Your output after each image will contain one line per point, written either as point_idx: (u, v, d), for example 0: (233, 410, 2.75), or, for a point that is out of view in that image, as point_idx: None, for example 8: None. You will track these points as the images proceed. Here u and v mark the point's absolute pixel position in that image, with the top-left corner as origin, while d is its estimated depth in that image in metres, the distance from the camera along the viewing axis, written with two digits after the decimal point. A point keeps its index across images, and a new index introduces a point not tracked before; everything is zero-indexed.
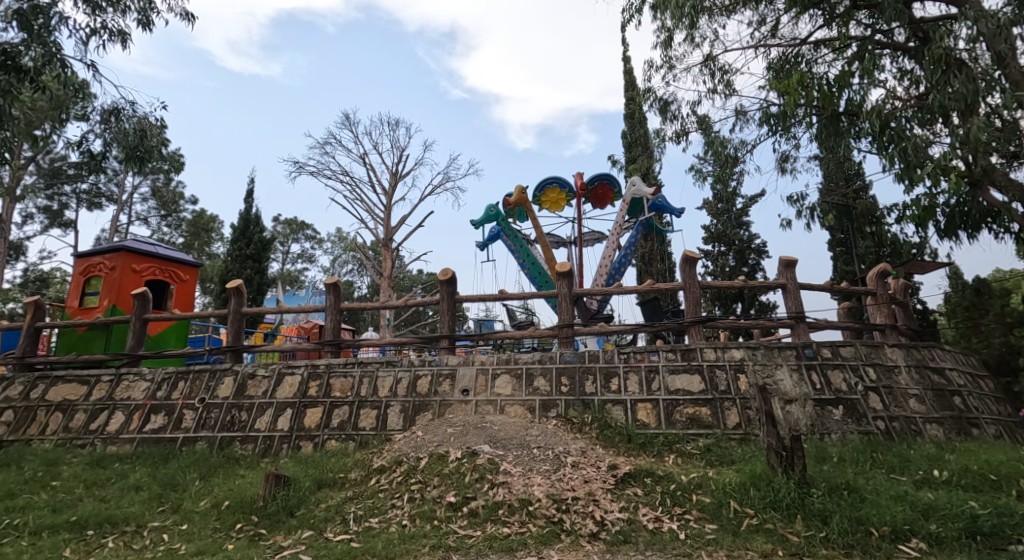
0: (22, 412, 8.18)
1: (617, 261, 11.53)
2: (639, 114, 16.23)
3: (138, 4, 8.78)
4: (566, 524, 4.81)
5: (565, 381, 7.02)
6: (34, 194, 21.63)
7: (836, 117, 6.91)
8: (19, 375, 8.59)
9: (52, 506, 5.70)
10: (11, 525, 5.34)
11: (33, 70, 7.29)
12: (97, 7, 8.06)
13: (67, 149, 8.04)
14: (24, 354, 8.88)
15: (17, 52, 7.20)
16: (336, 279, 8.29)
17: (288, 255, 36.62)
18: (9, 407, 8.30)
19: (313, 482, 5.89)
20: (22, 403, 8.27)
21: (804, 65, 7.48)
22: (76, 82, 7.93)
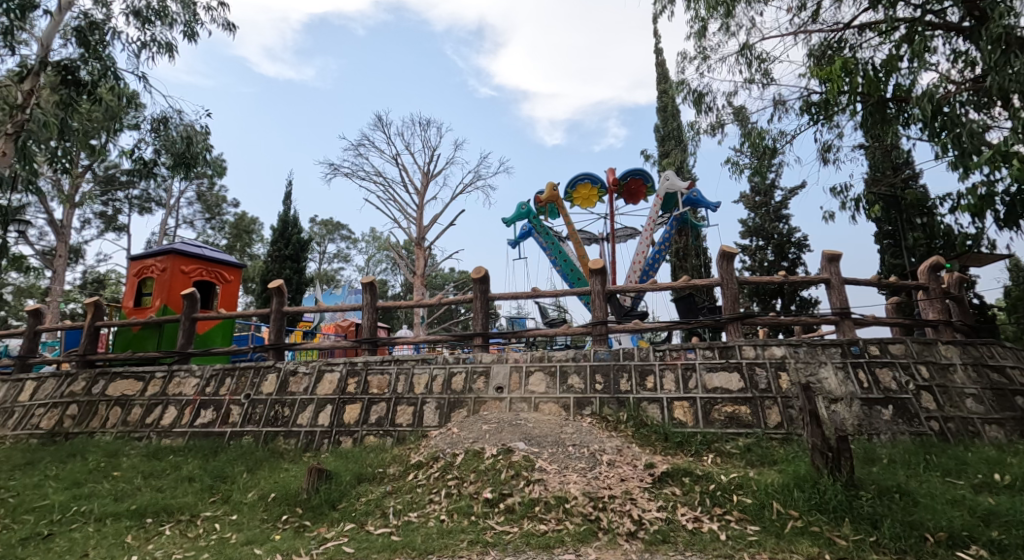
0: (85, 407, 8.59)
1: (650, 257, 11.43)
2: (672, 107, 16.05)
3: (183, 16, 9.12)
4: (604, 522, 4.85)
5: (600, 378, 7.04)
6: (90, 201, 22.63)
7: (883, 103, 6.65)
8: (81, 371, 9.02)
9: (114, 495, 5.99)
10: (78, 512, 5.65)
11: (89, 84, 7.68)
12: (147, 20, 8.42)
13: (120, 156, 8.47)
14: (85, 352, 9.33)
15: (75, 67, 7.60)
16: (372, 279, 8.44)
17: (324, 255, 37.37)
18: (72, 401, 8.73)
19: (354, 476, 6.04)
20: (84, 397, 8.69)
21: (847, 50, 7.30)
22: (128, 93, 8.31)
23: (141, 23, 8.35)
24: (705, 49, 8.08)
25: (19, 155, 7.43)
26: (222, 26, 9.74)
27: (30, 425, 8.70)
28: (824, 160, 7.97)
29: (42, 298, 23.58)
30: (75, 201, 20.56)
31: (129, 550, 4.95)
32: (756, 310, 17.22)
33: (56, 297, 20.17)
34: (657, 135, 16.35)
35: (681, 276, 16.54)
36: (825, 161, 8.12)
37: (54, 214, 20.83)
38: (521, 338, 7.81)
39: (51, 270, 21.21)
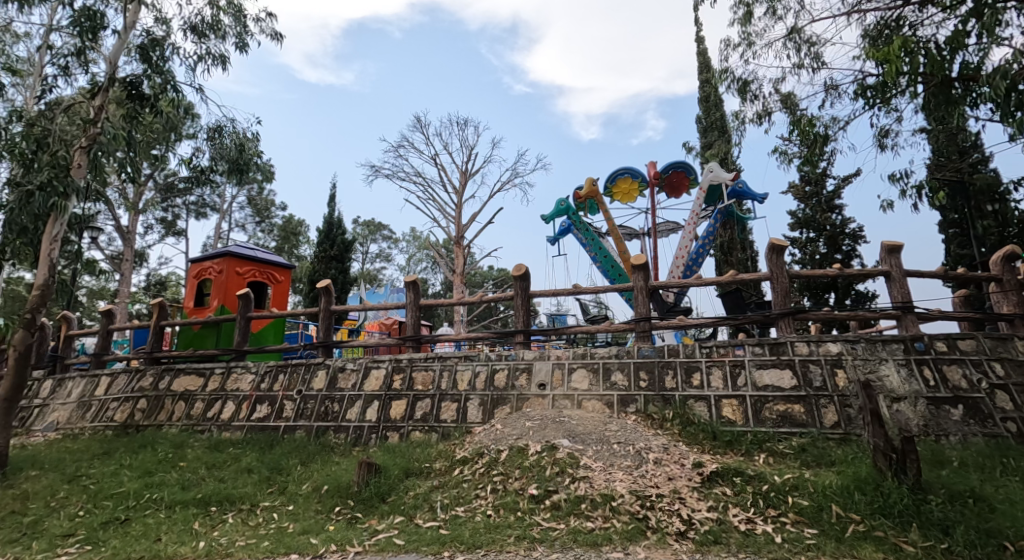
0: (153, 401, 9.05)
1: (694, 252, 11.24)
2: (714, 97, 15.73)
3: (235, 28, 9.45)
4: (652, 521, 4.85)
5: (644, 375, 7.00)
6: (152, 207, 23.73)
7: (948, 83, 6.17)
8: (149, 367, 9.50)
9: (182, 484, 6.30)
10: (151, 499, 5.97)
11: (152, 97, 8.10)
12: (202, 34, 8.77)
13: (180, 164, 8.86)
14: (152, 350, 9.80)
15: (138, 81, 8.00)
16: (415, 278, 8.52)
17: (367, 255, 38.15)
18: (141, 396, 9.20)
19: (402, 471, 6.19)
20: (152, 392, 9.15)
21: (907, 28, 6.51)
22: (185, 104, 8.66)
23: (196, 36, 8.69)
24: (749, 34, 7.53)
25: (91, 168, 7.85)
26: (271, 36, 10.04)
27: (104, 418, 9.22)
28: (881, 145, 7.26)
29: (111, 300, 24.94)
30: (139, 208, 21.63)
31: (197, 537, 5.20)
32: (808, 304, 16.72)
33: (124, 298, 21.23)
34: (699, 126, 16.04)
35: (726, 271, 16.22)
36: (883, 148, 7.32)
37: (120, 220, 21.98)
38: (563, 334, 7.82)
39: (119, 273, 22.38)
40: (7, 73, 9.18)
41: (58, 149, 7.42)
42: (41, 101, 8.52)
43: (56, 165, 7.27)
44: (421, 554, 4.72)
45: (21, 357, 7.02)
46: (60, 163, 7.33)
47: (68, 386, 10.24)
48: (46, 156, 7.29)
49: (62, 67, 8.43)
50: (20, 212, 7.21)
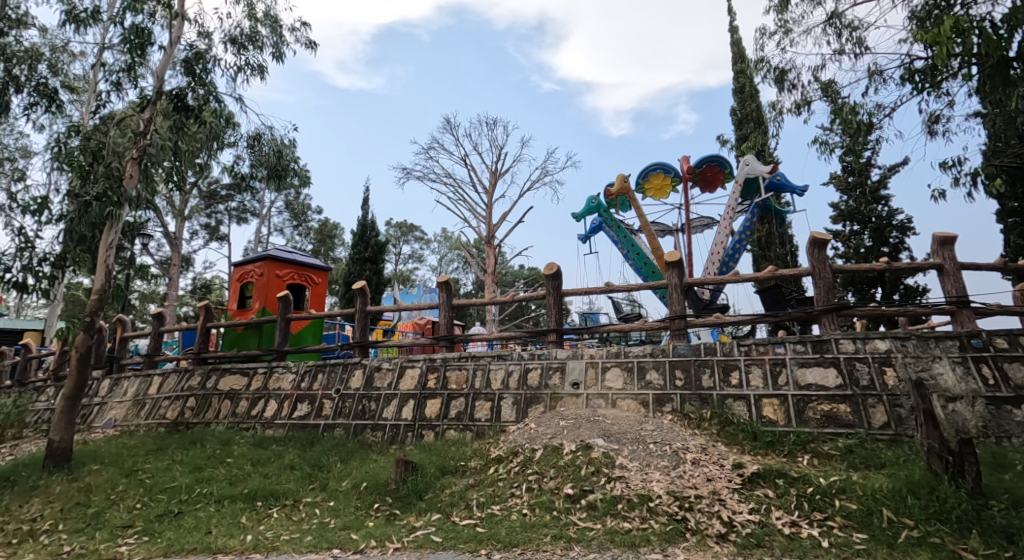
0: (202, 399, 9.35)
1: (731, 248, 11.01)
2: (749, 88, 15.40)
3: (272, 38, 9.64)
4: (691, 523, 4.78)
5: (680, 374, 6.90)
6: (196, 214, 24.48)
7: (1005, 64, 5.65)
8: (197, 367, 9.78)
9: (229, 479, 6.48)
10: (201, 493, 6.17)
11: (196, 108, 8.33)
12: (242, 46, 8.98)
13: (222, 172, 9.09)
14: (200, 350, 10.08)
15: (183, 93, 8.23)
16: (448, 279, 8.58)
17: (400, 255, 38.59)
18: (190, 394, 9.50)
19: (438, 469, 6.23)
20: (201, 391, 9.45)
21: (959, 9, 6.17)
22: (227, 112, 8.91)
23: (236, 47, 8.91)
24: (786, 22, 7.29)
25: (143, 178, 8.14)
26: (306, 45, 10.22)
27: (157, 415, 9.56)
28: (931, 132, 6.96)
29: (161, 304, 25.90)
30: (184, 215, 22.35)
31: (245, 530, 5.35)
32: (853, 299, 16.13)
33: (173, 302, 22.03)
34: (735, 119, 15.73)
35: (764, 267, 15.88)
36: (933, 135, 7.00)
37: (167, 227, 22.76)
38: (596, 333, 7.75)
39: (167, 278, 23.19)
40: (65, 91, 9.58)
41: (112, 161, 7.69)
42: (96, 116, 8.85)
43: (110, 175, 7.59)
44: (459, 551, 4.74)
45: (82, 357, 7.37)
46: (114, 173, 7.63)
47: (123, 385, 10.65)
48: (101, 168, 7.60)
49: (114, 84, 8.72)
50: (80, 220, 7.41)
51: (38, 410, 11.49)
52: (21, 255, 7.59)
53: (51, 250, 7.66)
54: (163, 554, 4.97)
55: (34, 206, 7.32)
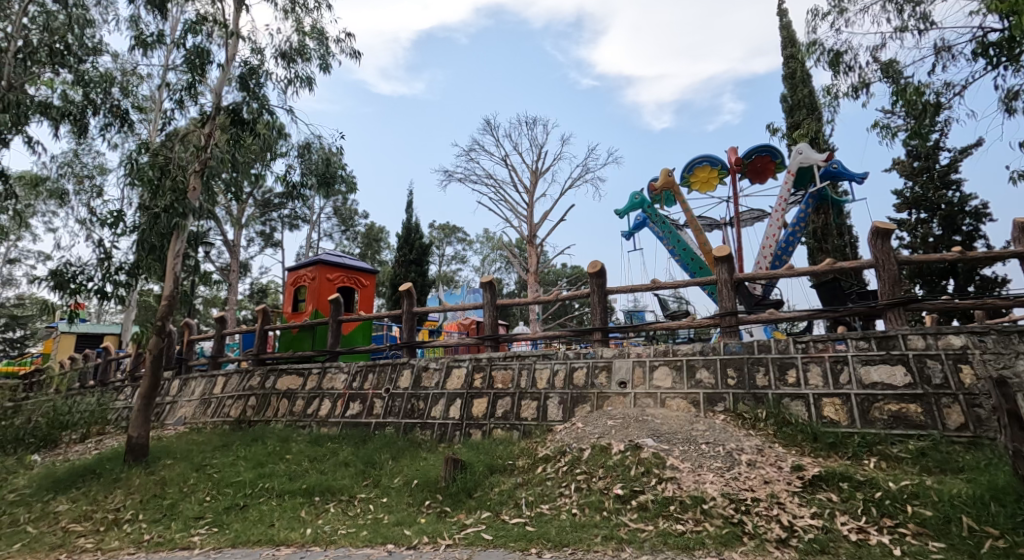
0: (262, 398, 9.64)
1: (784, 240, 10.61)
2: (800, 74, 14.87)
3: (319, 50, 9.85)
4: (749, 527, 4.61)
5: (732, 372, 6.66)
6: (251, 223, 25.34)
7: None
8: (256, 368, 10.06)
9: (289, 475, 6.66)
10: (264, 488, 6.38)
11: (251, 121, 8.57)
12: (291, 60, 9.19)
13: (276, 181, 9.33)
14: (258, 352, 10.39)
15: (239, 108, 8.50)
16: (491, 278, 8.55)
17: (444, 257, 38.96)
18: (251, 393, 9.81)
19: (486, 467, 6.22)
20: (260, 390, 9.74)
21: None
22: (279, 124, 9.10)
23: (288, 57, 9.17)
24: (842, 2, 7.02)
25: (205, 191, 8.48)
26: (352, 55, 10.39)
27: (222, 414, 9.95)
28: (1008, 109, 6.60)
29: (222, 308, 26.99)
30: (241, 223, 23.18)
31: (305, 524, 5.53)
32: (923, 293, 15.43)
33: (233, 306, 22.89)
34: (787, 105, 15.18)
35: (820, 259, 15.28)
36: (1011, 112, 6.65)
37: (226, 235, 23.65)
38: (641, 331, 7.57)
39: (226, 284, 24.12)
40: (136, 111, 10.08)
41: (177, 175, 8.11)
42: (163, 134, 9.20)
43: (176, 189, 8.00)
44: (509, 549, 4.70)
45: (155, 359, 7.67)
46: (178, 186, 8.04)
47: (192, 385, 11.08)
48: (168, 180, 8.04)
49: (178, 102, 9.06)
50: (150, 231, 7.93)
51: (119, 407, 12.15)
52: (102, 266, 8.06)
53: (127, 260, 8.15)
54: (231, 545, 5.24)
55: (111, 219, 7.83)
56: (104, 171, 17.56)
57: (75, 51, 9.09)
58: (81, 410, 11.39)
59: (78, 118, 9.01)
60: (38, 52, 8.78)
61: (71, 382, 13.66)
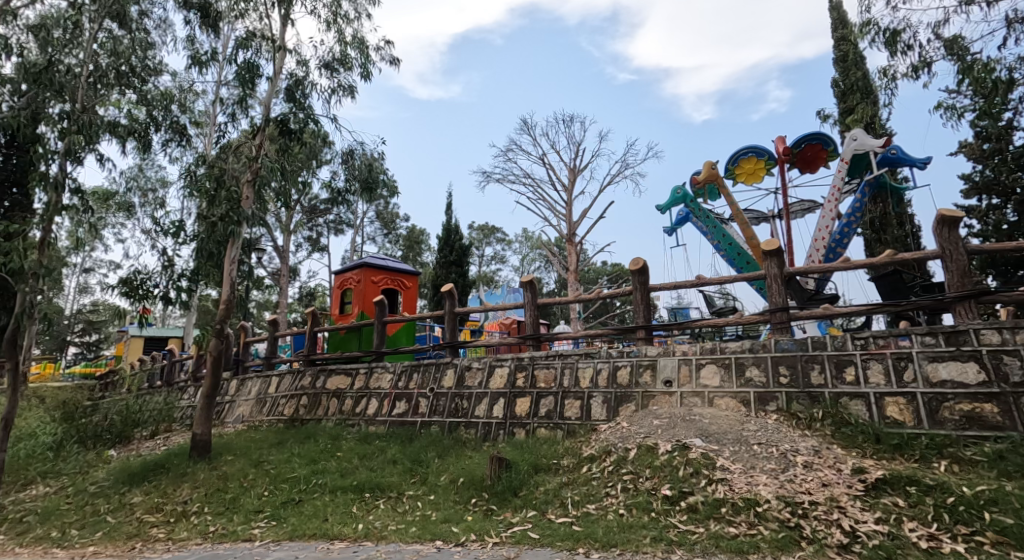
0: (313, 398, 9.83)
1: (838, 232, 10.17)
2: (853, 57, 14.26)
3: (360, 59, 9.94)
4: (807, 531, 4.40)
5: (785, 370, 6.40)
6: (298, 229, 25.99)
7: None
8: (307, 369, 10.26)
9: (340, 471, 6.75)
10: (317, 484, 6.50)
11: (298, 131, 8.76)
12: (334, 69, 9.31)
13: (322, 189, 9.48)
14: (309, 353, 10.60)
15: (287, 118, 8.70)
16: (532, 277, 8.46)
17: (483, 257, 39.08)
18: (302, 393, 10.02)
19: (531, 466, 6.15)
20: (311, 390, 9.93)
21: None
22: (324, 133, 9.25)
23: (331, 62, 9.30)
24: None
25: (257, 199, 8.75)
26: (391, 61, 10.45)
27: (276, 413, 10.20)
28: None
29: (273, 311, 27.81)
30: (290, 228, 23.80)
31: (357, 519, 5.60)
32: (997, 283, 14.56)
33: (284, 309, 23.55)
34: (838, 90, 14.58)
35: (879, 250, 14.61)
36: None
37: (276, 241, 24.31)
38: (686, 328, 7.36)
39: (277, 287, 24.84)
40: (193, 126, 10.42)
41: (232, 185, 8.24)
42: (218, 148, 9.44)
43: (231, 198, 8.14)
44: (556, 549, 4.61)
45: (214, 360, 8.00)
46: (233, 196, 8.16)
47: (248, 385, 11.39)
48: (223, 191, 8.14)
49: (229, 115, 9.31)
50: (208, 239, 8.09)
51: (184, 406, 12.59)
52: (167, 273, 8.33)
53: (188, 267, 8.31)
54: (288, 537, 5.35)
55: (172, 229, 8.05)
56: (165, 184, 18.32)
57: (138, 72, 9.20)
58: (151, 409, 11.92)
59: (143, 135, 9.28)
60: (106, 74, 8.86)
61: (140, 382, 14.29)
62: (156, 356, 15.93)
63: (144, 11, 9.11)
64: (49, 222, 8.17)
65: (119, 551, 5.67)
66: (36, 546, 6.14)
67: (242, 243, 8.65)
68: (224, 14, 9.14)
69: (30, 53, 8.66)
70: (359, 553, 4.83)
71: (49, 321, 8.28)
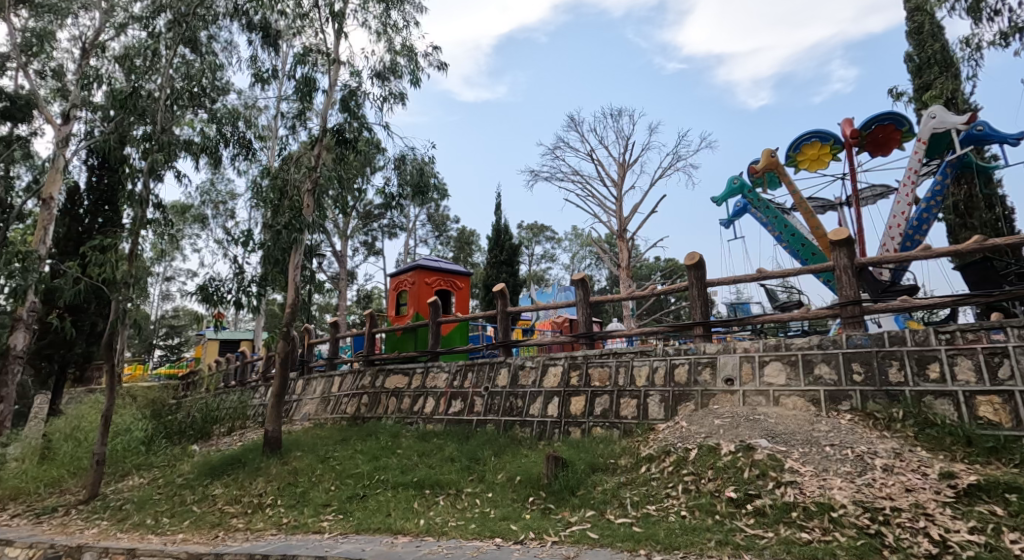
0: (372, 397, 9.97)
1: (916, 217, 9.53)
2: (928, 29, 13.35)
3: (409, 66, 10.01)
4: (889, 539, 4.07)
5: (859, 368, 6.00)
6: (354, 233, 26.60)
7: None
8: (366, 369, 10.42)
9: (400, 468, 6.78)
10: (379, 480, 6.55)
11: (353, 140, 8.88)
12: (385, 78, 9.39)
13: (376, 194, 9.58)
14: (367, 353, 10.75)
15: (343, 128, 8.85)
16: (584, 275, 8.27)
17: (533, 256, 38.86)
18: (363, 392, 10.18)
19: (588, 465, 5.98)
20: (370, 389, 10.09)
21: None
22: (378, 140, 9.35)
23: (383, 69, 9.40)
24: None
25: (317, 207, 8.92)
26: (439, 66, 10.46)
27: (339, 410, 10.41)
28: None
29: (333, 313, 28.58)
30: (348, 233, 24.41)
31: (418, 515, 5.61)
32: None
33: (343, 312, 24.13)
34: (912, 65, 13.67)
35: (961, 235, 13.63)
36: None
37: (334, 246, 24.96)
38: (747, 324, 7.01)
39: (336, 290, 25.49)
40: (258, 140, 10.71)
41: (294, 196, 8.45)
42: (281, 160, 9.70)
43: (293, 207, 8.37)
44: (616, 550, 4.44)
45: (283, 361, 8.23)
46: (296, 205, 8.42)
47: (313, 384, 11.68)
48: (286, 201, 8.38)
49: (289, 128, 9.54)
50: (274, 246, 8.32)
51: (256, 404, 13.06)
52: (236, 278, 8.60)
53: (256, 274, 8.54)
54: (355, 531, 5.41)
55: (240, 238, 8.31)
56: (233, 196, 19.06)
57: (210, 92, 9.36)
58: (227, 407, 12.43)
59: (214, 151, 9.62)
60: (182, 96, 9.08)
61: (216, 382, 14.93)
62: (230, 357, 16.50)
63: (213, 35, 9.42)
64: (136, 236, 8.56)
65: (205, 539, 5.89)
66: (134, 532, 6.47)
67: (304, 249, 8.82)
68: (283, 33, 9.39)
69: (117, 82, 9.09)
70: (422, 548, 4.81)
71: (139, 327, 8.62)
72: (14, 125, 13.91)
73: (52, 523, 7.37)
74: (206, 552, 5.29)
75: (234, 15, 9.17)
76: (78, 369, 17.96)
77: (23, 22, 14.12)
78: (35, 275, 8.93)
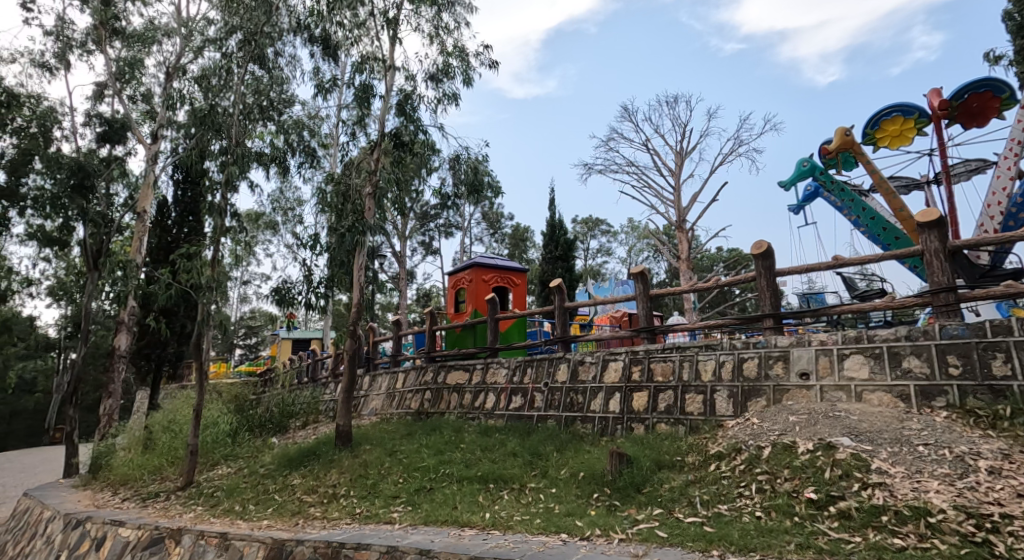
0: (434, 393, 9.99)
1: (1018, 195, 8.70)
2: None
3: (461, 66, 9.93)
4: (998, 548, 3.64)
5: (955, 360, 5.47)
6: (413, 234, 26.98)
7: None
8: (428, 365, 10.45)
9: (464, 462, 6.72)
10: (443, 474, 6.50)
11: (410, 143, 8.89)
12: (439, 80, 9.37)
13: (433, 194, 9.57)
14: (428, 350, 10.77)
15: (400, 131, 8.88)
16: (643, 268, 7.95)
17: (589, 250, 38.29)
18: (425, 389, 10.22)
19: (653, 463, 5.72)
20: (433, 386, 10.11)
21: None
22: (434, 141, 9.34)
23: (438, 70, 9.37)
24: None
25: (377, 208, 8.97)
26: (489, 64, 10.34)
27: (404, 406, 10.51)
28: None
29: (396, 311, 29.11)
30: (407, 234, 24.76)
31: (483, 508, 5.53)
32: None
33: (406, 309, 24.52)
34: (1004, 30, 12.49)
35: None
36: None
37: (394, 247, 25.40)
38: (823, 315, 6.53)
39: (399, 288, 25.96)
40: (321, 148, 10.91)
41: (355, 199, 8.53)
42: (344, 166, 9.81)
43: (357, 210, 8.46)
44: (688, 550, 4.18)
45: (350, 357, 8.35)
46: (358, 208, 8.51)
47: (378, 380, 11.85)
48: (348, 204, 8.50)
49: (351, 134, 9.65)
50: (338, 249, 8.42)
51: (327, 400, 13.39)
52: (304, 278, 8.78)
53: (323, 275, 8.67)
54: (423, 523, 5.36)
55: (308, 242, 8.48)
56: (299, 201, 19.66)
57: (277, 104, 9.62)
58: (301, 402, 12.79)
59: (282, 160, 9.86)
60: (253, 111, 9.33)
61: (292, 378, 15.43)
62: (301, 354, 17.00)
63: (279, 51, 9.66)
64: (216, 242, 8.89)
65: (287, 525, 6.00)
66: (224, 517, 6.68)
67: (365, 251, 8.89)
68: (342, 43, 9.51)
69: (197, 103, 9.42)
70: (488, 541, 4.70)
71: (223, 328, 8.92)
72: (110, 146, 14.84)
73: (154, 507, 7.72)
74: (289, 540, 5.36)
75: (297, 30, 9.37)
76: (171, 367, 19.07)
77: (115, 51, 14.92)
78: (133, 280, 9.46)
